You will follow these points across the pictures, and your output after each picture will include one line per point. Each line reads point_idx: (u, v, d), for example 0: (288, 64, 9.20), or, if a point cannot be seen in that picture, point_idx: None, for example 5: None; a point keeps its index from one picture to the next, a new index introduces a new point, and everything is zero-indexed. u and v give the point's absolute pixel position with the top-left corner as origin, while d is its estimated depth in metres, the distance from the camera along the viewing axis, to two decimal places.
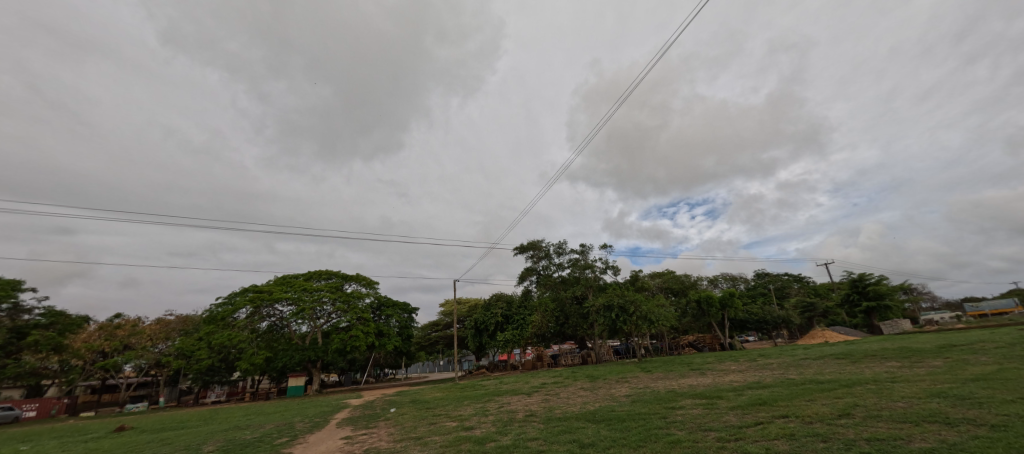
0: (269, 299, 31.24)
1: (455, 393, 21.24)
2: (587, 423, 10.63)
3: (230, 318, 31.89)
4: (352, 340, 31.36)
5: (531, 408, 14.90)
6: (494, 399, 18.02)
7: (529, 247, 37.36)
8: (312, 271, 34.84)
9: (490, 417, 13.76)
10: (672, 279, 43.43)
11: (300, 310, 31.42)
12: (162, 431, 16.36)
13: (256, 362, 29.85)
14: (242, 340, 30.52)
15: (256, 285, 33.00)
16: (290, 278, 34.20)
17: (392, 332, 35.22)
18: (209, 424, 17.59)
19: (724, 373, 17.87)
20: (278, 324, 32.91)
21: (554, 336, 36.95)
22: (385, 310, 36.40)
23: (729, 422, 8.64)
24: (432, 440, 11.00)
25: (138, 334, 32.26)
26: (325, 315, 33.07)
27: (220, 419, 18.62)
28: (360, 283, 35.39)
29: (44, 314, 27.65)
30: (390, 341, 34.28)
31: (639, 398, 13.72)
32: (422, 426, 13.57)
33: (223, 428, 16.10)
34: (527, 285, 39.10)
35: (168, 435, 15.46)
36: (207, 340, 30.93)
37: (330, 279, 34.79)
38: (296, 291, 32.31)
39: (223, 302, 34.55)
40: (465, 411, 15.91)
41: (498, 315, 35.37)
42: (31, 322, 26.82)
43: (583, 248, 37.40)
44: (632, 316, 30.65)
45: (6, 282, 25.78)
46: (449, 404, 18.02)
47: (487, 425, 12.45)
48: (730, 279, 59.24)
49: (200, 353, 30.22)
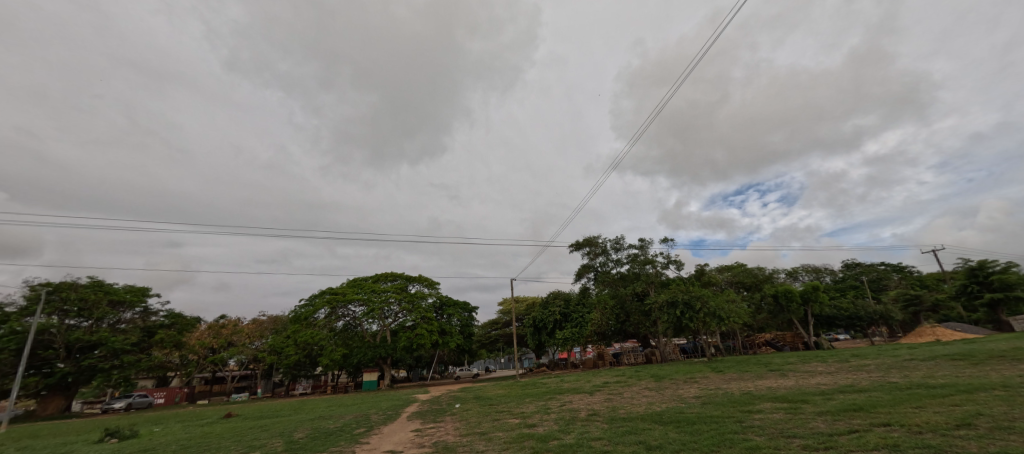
0: (343, 300, 33.84)
1: (517, 390, 21.61)
2: (654, 425, 10.24)
3: (312, 318, 34.94)
4: (418, 338, 33.04)
5: (594, 407, 14.74)
6: (555, 397, 18.01)
7: (585, 243, 36.65)
8: (379, 273, 37.24)
9: (553, 416, 13.76)
10: (744, 272, 40.25)
11: (370, 309, 33.68)
12: (261, 418, 18.51)
13: (335, 358, 32.52)
14: (323, 338, 33.35)
15: (332, 288, 35.96)
16: (360, 280, 36.89)
17: (454, 331, 36.56)
18: (299, 413, 19.62)
19: (809, 376, 16.27)
20: (352, 323, 35.55)
21: (615, 334, 36.04)
22: (447, 309, 38.04)
23: (817, 429, 7.83)
24: (496, 436, 11.30)
25: (238, 332, 36.53)
26: (392, 314, 35.10)
27: (309, 409, 20.68)
28: (423, 284, 37.16)
29: (167, 315, 32.55)
30: (452, 340, 35.61)
31: (710, 400, 12.89)
32: (486, 421, 13.98)
33: (311, 418, 17.89)
34: (584, 282, 38.57)
35: (267, 422, 17.49)
36: (294, 338, 34.28)
37: (396, 280, 36.92)
38: (366, 292, 34.73)
39: (306, 303, 37.89)
40: (528, 408, 16.16)
41: (556, 313, 35.16)
42: (158, 322, 31.74)
43: (642, 243, 36.08)
44: (699, 313, 28.90)
45: (138, 289, 30.89)
46: (512, 401, 18.36)
47: (550, 423, 12.49)
48: (812, 271, 53.66)
49: (288, 350, 33.54)
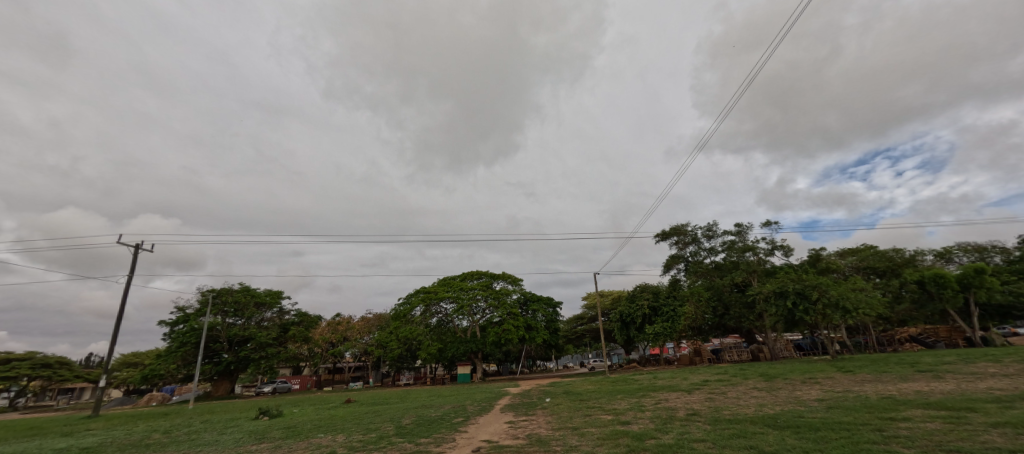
0: (436, 298, 36.34)
1: (607, 386, 21.14)
2: (766, 429, 9.21)
3: (410, 315, 38.14)
4: (505, 333, 34.14)
5: (693, 406, 13.77)
6: (649, 395, 17.20)
7: (672, 232, 34.32)
8: (465, 272, 39.24)
9: (648, 414, 13.16)
10: (874, 256, 34.06)
11: (460, 306, 35.70)
12: (374, 405, 20.86)
13: (432, 352, 35.15)
14: (420, 333, 36.25)
15: (425, 287, 38.87)
16: (450, 279, 39.25)
17: (540, 326, 37.03)
18: (405, 401, 21.65)
19: (978, 379, 13.17)
20: (445, 319, 38.02)
21: (713, 329, 33.19)
22: (532, 305, 38.66)
23: (993, 445, 6.34)
24: (589, 432, 11.19)
25: (351, 328, 41.49)
26: (480, 311, 36.77)
27: (412, 398, 22.70)
28: (507, 281, 38.22)
29: (297, 314, 38.32)
30: (538, 335, 36.12)
31: (838, 404, 11.14)
32: (577, 417, 13.92)
33: (415, 406, 19.64)
34: (674, 274, 36.20)
35: (380, 408, 19.64)
36: (396, 333, 37.80)
37: (481, 278, 38.58)
38: (455, 290, 36.86)
39: (404, 302, 41.52)
40: (620, 405, 15.70)
41: (645, 307, 33.52)
42: (290, 320, 37.52)
43: (739, 228, 32.65)
44: (817, 304, 25.24)
45: (274, 292, 36.83)
46: (603, 397, 17.98)
47: (645, 422, 11.96)
48: (975, 251, 43.25)
49: (392, 344, 37.12)
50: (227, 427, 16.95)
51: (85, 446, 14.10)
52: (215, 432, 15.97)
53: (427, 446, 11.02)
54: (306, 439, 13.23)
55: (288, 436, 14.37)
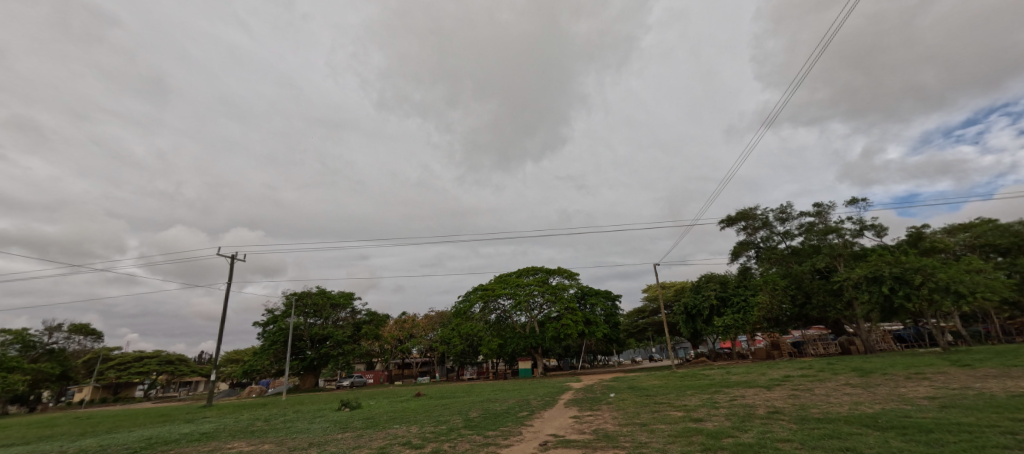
0: (494, 295, 37.10)
1: (675, 381, 20.28)
2: (865, 429, 8.27)
3: (470, 312, 39.27)
4: (564, 328, 33.98)
5: (774, 404, 12.75)
6: (723, 391, 16.19)
7: (740, 217, 31.91)
8: (521, 268, 39.63)
9: (723, 411, 12.41)
10: (995, 231, 29.10)
11: (518, 302, 36.13)
12: (443, 398, 21.86)
13: (493, 347, 35.98)
14: (481, 330, 37.23)
15: (483, 284, 39.81)
16: (506, 276, 39.84)
17: (599, 320, 36.38)
18: (471, 395, 22.41)
19: None
20: (503, 315, 38.68)
21: (793, 320, 30.44)
22: (589, 299, 38.12)
23: None
24: (659, 428, 10.79)
25: (416, 326, 43.70)
26: (537, 306, 36.95)
27: (477, 392, 23.44)
28: (563, 276, 38.00)
29: (367, 313, 41.16)
30: (598, 329, 35.51)
31: (955, 403, 9.68)
32: (645, 413, 13.50)
33: (481, 399, 20.25)
34: (743, 261, 33.73)
35: (448, 401, 20.53)
36: (458, 330, 39.14)
37: (537, 274, 38.70)
38: (512, 287, 37.38)
39: (463, 299, 42.87)
40: (691, 401, 14.97)
41: (712, 298, 31.58)
42: (362, 319, 40.38)
43: (818, 209, 29.59)
44: (921, 290, 22.13)
45: (347, 294, 39.86)
46: (672, 393, 17.25)
47: (720, 419, 11.28)
48: None
49: (455, 340, 38.53)
50: (315, 416, 18.69)
51: (206, 431, 16.42)
52: (306, 421, 17.68)
53: (495, 439, 11.30)
54: (385, 429, 14.21)
55: (369, 426, 15.54)
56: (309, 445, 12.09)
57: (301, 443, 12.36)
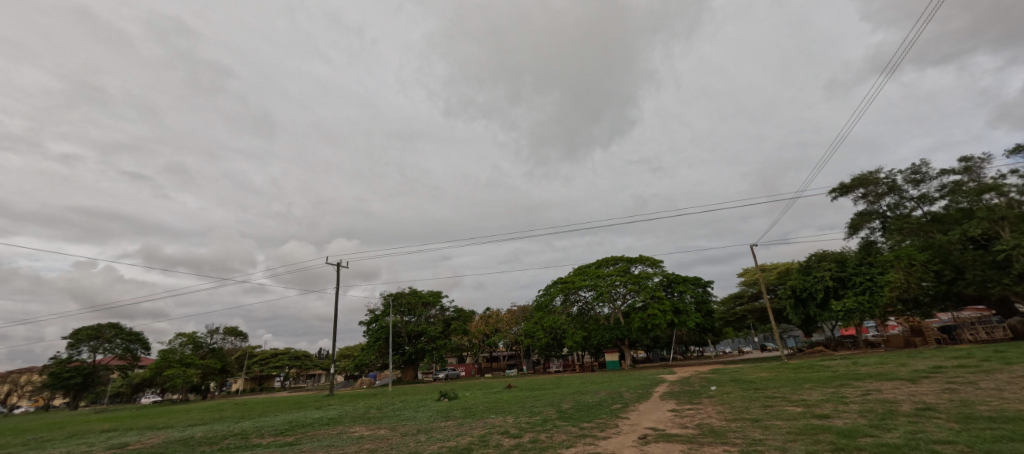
0: (574, 287, 36.78)
1: (787, 374, 18.23)
2: None
3: (551, 305, 39.40)
4: (652, 318, 32.52)
5: (925, 399, 10.76)
6: (851, 385, 14.13)
7: (857, 184, 27.50)
8: (600, 259, 38.77)
9: (855, 407, 10.82)
10: None
11: (599, 294, 35.40)
12: (533, 390, 22.38)
13: (578, 340, 35.75)
14: (564, 322, 37.16)
15: (562, 277, 39.72)
16: (585, 268, 39.27)
17: (690, 309, 34.17)
18: (561, 387, 22.58)
19: None
20: (585, 307, 38.18)
21: (940, 301, 25.44)
22: (677, 287, 36.03)
23: None
24: (775, 424, 9.77)
25: (501, 320, 45.18)
26: (621, 296, 35.89)
27: (567, 385, 23.52)
28: (646, 264, 36.35)
29: (455, 310, 43.66)
30: (690, 319, 33.36)
31: None
32: (756, 408, 12.33)
33: (571, 391, 20.27)
34: (865, 235, 29.09)
35: (539, 393, 20.91)
36: (541, 323, 39.55)
37: (618, 263, 37.55)
38: (592, 278, 36.71)
39: (544, 293, 43.21)
40: (811, 395, 13.32)
41: (827, 280, 27.71)
42: (450, 316, 42.93)
43: (967, 164, 24.36)
44: None
45: (435, 293, 42.68)
46: (785, 387, 15.53)
47: (853, 416, 9.84)
48: None
49: (539, 333, 39.04)
50: (419, 405, 20.40)
51: (334, 416, 18.96)
52: (412, 410, 19.37)
53: (591, 430, 11.21)
54: (482, 419, 14.98)
55: (468, 415, 16.51)
56: (418, 431, 13.16)
57: (411, 429, 13.59)
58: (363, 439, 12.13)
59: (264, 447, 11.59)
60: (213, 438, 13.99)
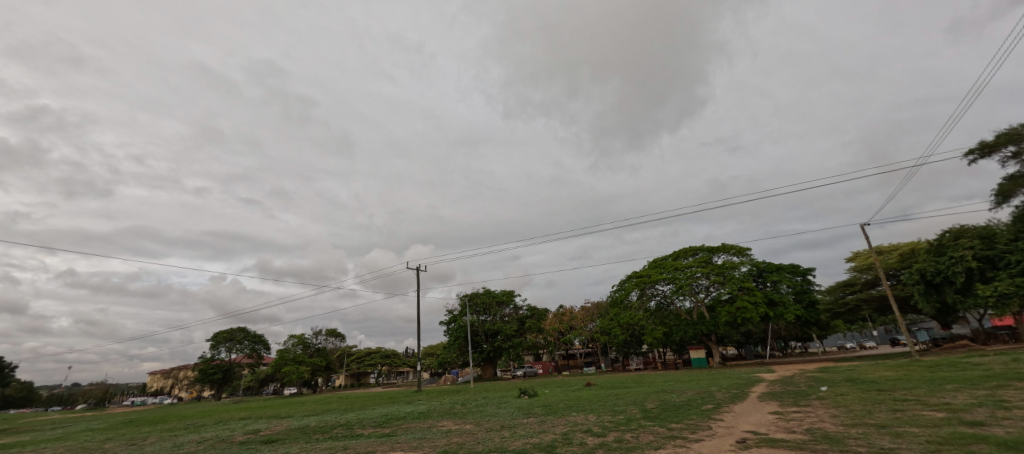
0: (650, 281, 35.04)
1: (920, 373, 15.51)
2: None
3: (627, 301, 37.98)
4: (741, 312, 29.85)
5: None
6: (1013, 386, 11.58)
7: (1003, 143, 22.53)
8: (677, 250, 36.55)
9: (1023, 413, 8.84)
10: None
11: (679, 287, 33.34)
12: (614, 388, 21.78)
13: (658, 336, 34.04)
14: (641, 318, 35.60)
15: (636, 272, 38.15)
16: (661, 260, 37.31)
17: (787, 300, 30.75)
18: (643, 386, 21.70)
19: None
20: (664, 302, 36.21)
21: None
22: (770, 277, 32.70)
23: None
24: (909, 432, 8.36)
25: (575, 318, 44.70)
26: (703, 289, 33.51)
27: (650, 383, 22.53)
28: (730, 253, 33.46)
29: (528, 308, 44.21)
30: (788, 311, 30.01)
31: None
32: (881, 412, 10.67)
33: (655, 390, 19.35)
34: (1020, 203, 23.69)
35: (620, 392, 20.29)
36: (617, 319, 38.32)
37: (698, 254, 35.08)
38: (669, 271, 34.71)
39: (618, 288, 41.88)
40: (956, 399, 11.17)
41: (969, 260, 23.08)
42: (524, 314, 43.55)
43: None
44: None
45: (508, 292, 43.61)
46: (919, 388, 13.23)
47: (1020, 425, 8.05)
48: None
49: (616, 330, 37.89)
50: (501, 402, 20.97)
51: (423, 411, 20.26)
52: (494, 406, 19.98)
53: (681, 432, 10.56)
54: (564, 416, 14.94)
55: (548, 412, 16.56)
56: (501, 427, 13.54)
57: (495, 425, 14.03)
58: (452, 433, 12.79)
59: (366, 437, 12.80)
60: (324, 428, 15.76)
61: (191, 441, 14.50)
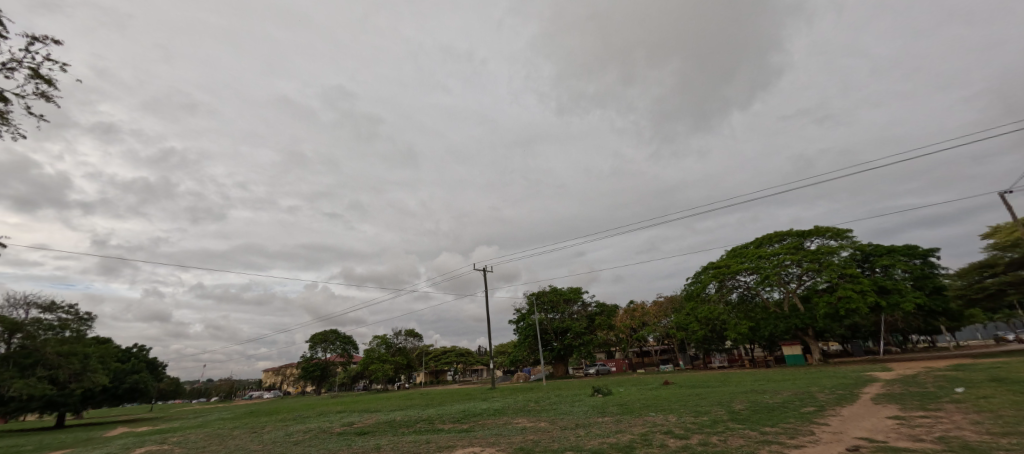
0: (730, 272, 32.32)
1: None
2: None
3: (704, 294, 35.44)
4: (844, 302, 26.36)
5: None
6: None
7: None
8: (760, 237, 33.33)
9: None
10: None
11: (765, 278, 30.30)
12: (695, 387, 20.47)
13: (743, 331, 31.30)
14: (722, 312, 32.96)
15: (713, 263, 35.49)
16: (741, 249, 34.30)
17: (903, 288, 26.56)
18: (728, 385, 20.12)
19: None
20: (748, 294, 33.23)
21: None
22: (879, 261, 28.57)
23: None
24: None
25: (647, 313, 42.81)
26: (795, 278, 30.20)
27: (736, 382, 20.78)
28: (826, 236, 29.71)
29: (597, 305, 43.29)
30: (905, 300, 25.89)
31: None
32: None
33: (744, 390, 17.82)
34: None
35: (703, 391, 19.04)
36: (694, 314, 35.92)
37: (785, 240, 31.66)
38: (752, 260, 31.73)
39: (693, 281, 39.26)
40: None
41: None
42: (593, 311, 42.73)
43: None
44: None
45: (575, 289, 43.09)
46: None
47: None
48: None
49: (694, 326, 35.55)
50: (575, 400, 20.80)
51: (499, 408, 20.79)
52: (568, 405, 19.85)
53: (777, 437, 9.58)
54: (641, 416, 14.34)
55: (624, 412, 16.03)
56: (576, 426, 13.40)
57: (569, 423, 13.93)
58: (527, 430, 12.94)
59: (447, 432, 13.50)
60: (408, 422, 16.91)
61: (301, 431, 16.45)
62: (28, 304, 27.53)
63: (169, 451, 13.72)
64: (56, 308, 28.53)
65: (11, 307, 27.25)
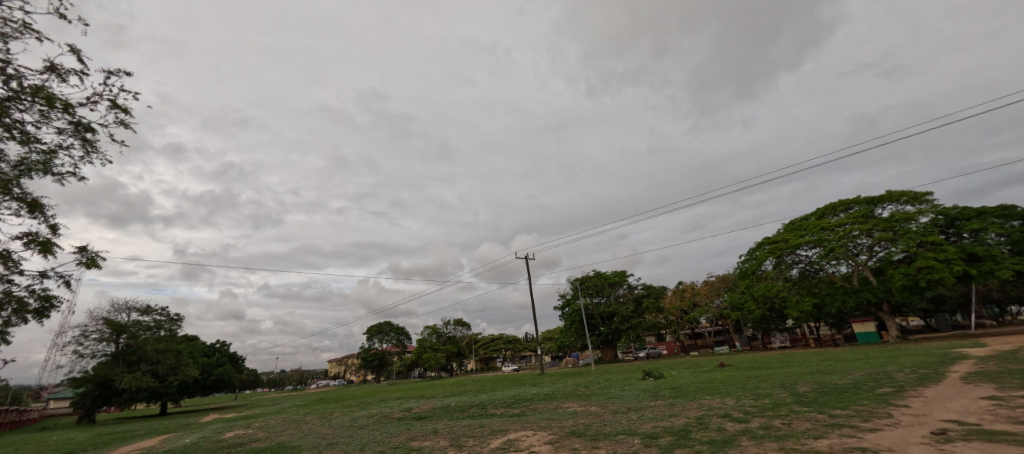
0: (789, 247, 30.13)
1: None
2: None
3: (760, 271, 33.36)
4: (925, 273, 23.81)
5: None
6: None
7: None
8: (823, 207, 30.76)
9: None
10: None
11: (830, 251, 27.96)
12: (753, 369, 19.58)
13: (806, 309, 29.27)
14: (782, 290, 30.93)
15: (770, 238, 33.24)
16: (801, 221, 31.82)
17: (998, 254, 23.52)
18: (790, 366, 19.02)
19: None
20: (811, 269, 30.94)
21: None
22: (967, 226, 25.46)
23: None
24: None
25: (698, 294, 41.10)
26: (865, 250, 27.69)
27: (800, 363, 19.52)
28: (901, 202, 26.84)
29: (643, 287, 42.27)
30: (1000, 267, 22.97)
31: None
32: None
33: (809, 371, 16.75)
34: None
35: (763, 373, 18.16)
36: (750, 293, 34.01)
37: (852, 208, 28.97)
38: (815, 232, 29.34)
39: (748, 258, 37.06)
40: None
41: None
42: (640, 293, 41.76)
43: None
44: None
45: (620, 272, 42.25)
46: None
47: None
48: None
49: (750, 305, 33.72)
50: (626, 384, 20.62)
51: (549, 393, 21.09)
52: (619, 388, 19.69)
53: (849, 420, 8.92)
54: (696, 400, 13.93)
55: (677, 395, 15.63)
56: (628, 409, 13.27)
57: (621, 407, 13.82)
58: (578, 415, 13.01)
59: (499, 417, 13.94)
60: (463, 407, 17.63)
61: (366, 416, 17.68)
62: (129, 308, 31.45)
63: (254, 434, 15.25)
64: (152, 311, 32.33)
65: (117, 311, 31.25)
